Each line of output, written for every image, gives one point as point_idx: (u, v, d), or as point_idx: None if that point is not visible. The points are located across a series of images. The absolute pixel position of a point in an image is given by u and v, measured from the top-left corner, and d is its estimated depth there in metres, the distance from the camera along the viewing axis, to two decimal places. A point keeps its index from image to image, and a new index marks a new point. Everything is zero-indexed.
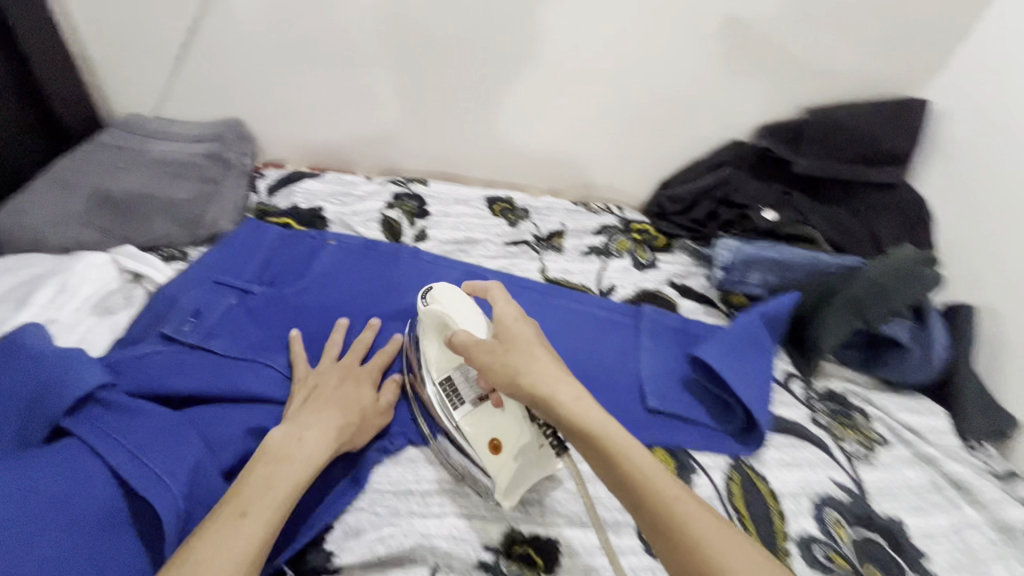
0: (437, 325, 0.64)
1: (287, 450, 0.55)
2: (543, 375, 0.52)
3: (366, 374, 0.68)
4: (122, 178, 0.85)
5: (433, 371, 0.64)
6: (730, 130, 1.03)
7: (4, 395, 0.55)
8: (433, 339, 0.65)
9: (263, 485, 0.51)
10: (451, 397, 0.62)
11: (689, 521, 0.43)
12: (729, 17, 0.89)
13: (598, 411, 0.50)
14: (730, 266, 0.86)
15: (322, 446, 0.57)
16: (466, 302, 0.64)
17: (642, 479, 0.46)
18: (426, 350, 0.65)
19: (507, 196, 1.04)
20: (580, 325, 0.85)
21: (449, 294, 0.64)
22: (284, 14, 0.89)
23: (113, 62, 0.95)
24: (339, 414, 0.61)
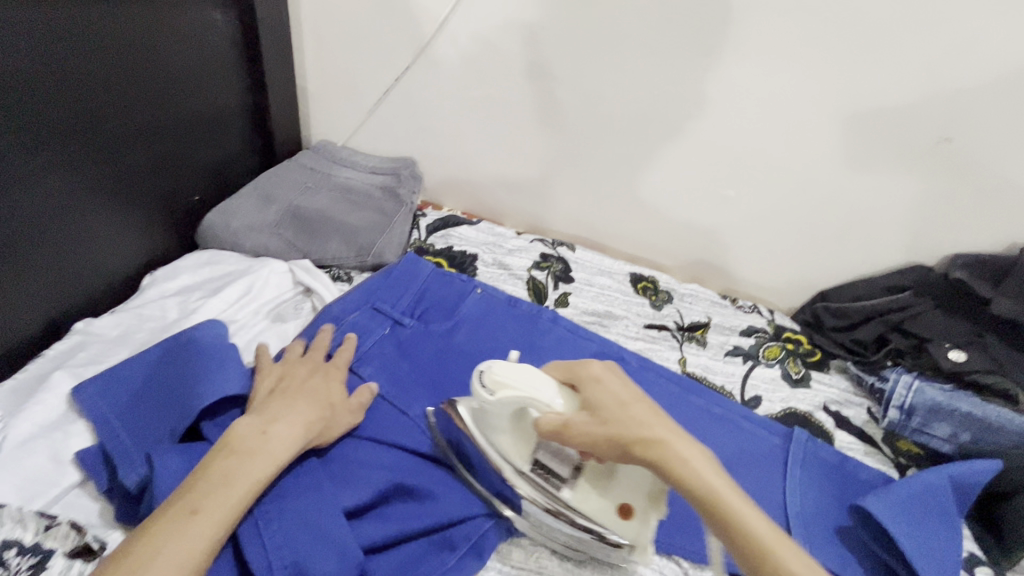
0: (510, 411, 0.59)
1: (253, 444, 0.54)
2: (645, 424, 0.51)
3: (336, 373, 0.67)
4: (311, 198, 0.94)
5: (518, 460, 0.61)
6: (913, 253, 0.93)
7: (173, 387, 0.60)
8: (505, 427, 0.61)
9: (221, 482, 0.50)
10: (549, 479, 0.60)
11: (752, 529, 0.45)
12: (944, 137, 0.81)
13: (668, 427, 0.51)
14: (910, 408, 0.77)
15: (289, 440, 0.56)
16: (529, 371, 0.58)
17: (719, 506, 0.47)
18: (500, 441, 0.61)
19: (652, 275, 1.01)
20: (722, 433, 0.77)
21: (514, 374, 0.58)
22: (482, 75, 0.97)
23: (327, 96, 1.07)
24: (310, 411, 0.60)
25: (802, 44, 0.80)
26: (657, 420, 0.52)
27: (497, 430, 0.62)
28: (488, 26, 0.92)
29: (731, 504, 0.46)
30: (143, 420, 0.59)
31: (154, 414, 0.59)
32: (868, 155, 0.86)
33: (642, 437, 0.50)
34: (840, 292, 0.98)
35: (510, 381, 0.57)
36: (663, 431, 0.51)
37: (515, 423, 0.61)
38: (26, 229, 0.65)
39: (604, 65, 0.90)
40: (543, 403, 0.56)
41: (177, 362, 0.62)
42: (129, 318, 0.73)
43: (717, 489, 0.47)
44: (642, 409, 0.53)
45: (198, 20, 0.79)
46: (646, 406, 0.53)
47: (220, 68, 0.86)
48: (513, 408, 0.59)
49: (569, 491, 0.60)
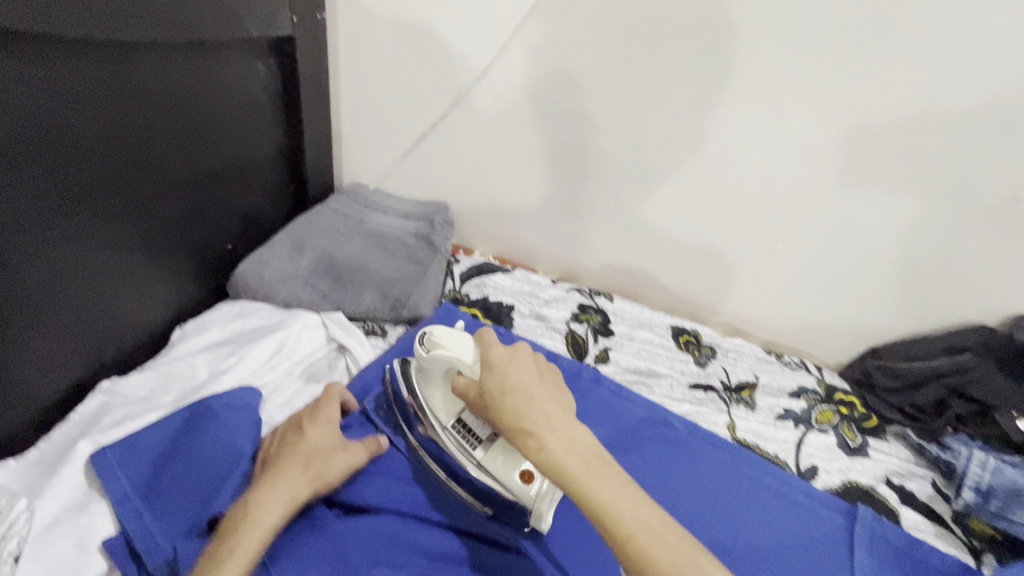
0: (443, 370, 0.59)
1: (239, 520, 0.50)
2: (515, 413, 0.48)
3: (322, 416, 0.63)
4: (344, 246, 0.91)
5: (441, 416, 0.61)
6: (973, 312, 0.89)
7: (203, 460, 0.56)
8: (438, 387, 0.61)
9: (211, 568, 0.46)
10: (467, 437, 0.60)
11: (596, 496, 0.44)
12: (1011, 196, 0.78)
13: (549, 408, 0.49)
14: (988, 490, 0.72)
15: (272, 504, 0.52)
16: (468, 340, 0.57)
17: (567, 481, 0.45)
18: (431, 398, 0.61)
19: (694, 328, 0.97)
20: (783, 512, 0.72)
21: (452, 340, 0.56)
22: (521, 123, 0.95)
23: (361, 140, 1.06)
24: (293, 470, 0.55)
25: (860, 100, 0.77)
26: (530, 410, 0.48)
27: (431, 388, 0.62)
28: (529, 74, 0.90)
29: (589, 489, 0.44)
30: (167, 498, 0.53)
31: (181, 491, 0.54)
32: (927, 212, 0.83)
33: (513, 425, 0.48)
34: (892, 350, 0.93)
35: (446, 346, 0.56)
36: (532, 420, 0.48)
37: (446, 388, 0.61)
38: (61, 291, 0.63)
39: (649, 115, 0.87)
40: (462, 364, 0.55)
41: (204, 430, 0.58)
42: (157, 377, 0.68)
43: (569, 470, 0.45)
44: (523, 397, 0.49)
45: (240, 69, 0.78)
46: (524, 394, 0.49)
47: (258, 117, 0.84)
48: (446, 369, 0.58)
49: (484, 450, 0.59)
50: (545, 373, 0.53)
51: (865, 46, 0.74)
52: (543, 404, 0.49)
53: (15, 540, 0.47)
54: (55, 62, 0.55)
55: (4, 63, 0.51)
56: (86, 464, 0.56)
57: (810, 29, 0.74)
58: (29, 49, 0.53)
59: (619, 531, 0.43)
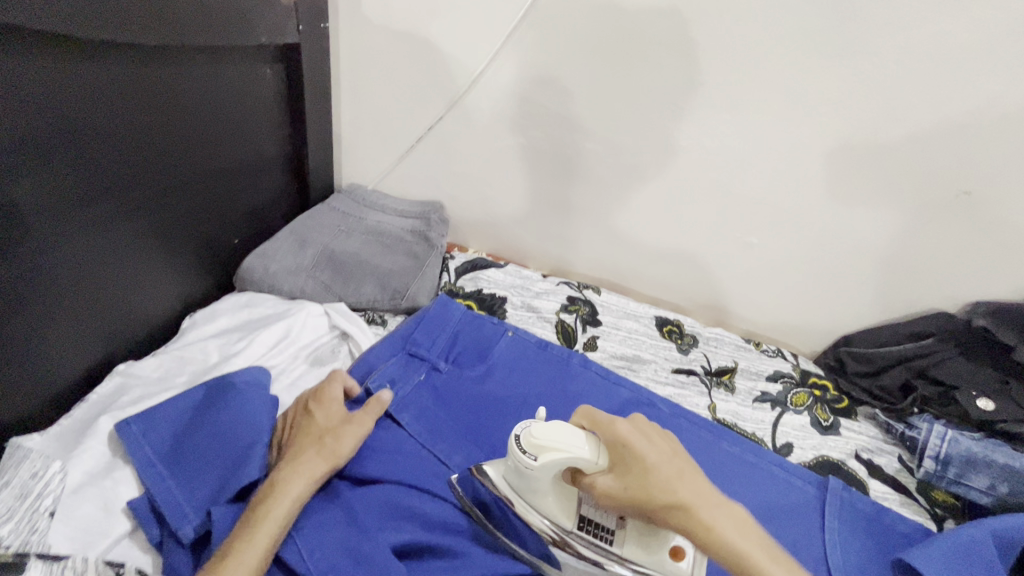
0: (552, 474, 0.56)
1: (265, 493, 0.56)
2: (672, 493, 0.48)
3: (329, 396, 0.67)
4: (346, 241, 0.96)
5: (563, 522, 0.58)
6: (934, 301, 0.96)
7: (218, 433, 0.60)
8: (547, 493, 0.58)
9: (241, 533, 0.52)
10: (599, 536, 0.57)
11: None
12: (962, 191, 0.85)
13: (701, 484, 0.50)
14: (945, 458, 0.78)
15: (292, 480, 0.57)
16: (573, 432, 0.55)
17: (745, 561, 0.45)
18: (546, 508, 0.58)
19: (677, 318, 1.03)
20: (759, 483, 0.77)
21: (555, 436, 0.55)
22: (512, 127, 1.01)
23: (360, 143, 1.11)
24: (308, 450, 0.60)
25: (824, 103, 0.84)
26: (686, 489, 0.49)
27: (540, 499, 0.58)
28: (521, 80, 0.96)
29: (774, 572, 0.45)
30: (187, 465, 0.58)
31: (198, 460, 0.58)
32: (890, 206, 0.89)
33: (664, 503, 0.48)
34: (862, 337, 0.99)
35: (553, 444, 0.55)
36: (685, 498, 0.48)
37: (558, 489, 0.58)
38: (84, 276, 0.67)
39: (633, 116, 0.93)
40: (580, 458, 0.54)
41: (219, 406, 0.62)
42: (171, 360, 0.72)
43: (749, 554, 0.45)
44: (671, 476, 0.49)
45: (249, 75, 0.83)
46: (674, 473, 0.50)
47: (264, 119, 0.89)
48: (557, 469, 0.56)
49: (619, 545, 0.56)
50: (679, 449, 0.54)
51: (829, 52, 0.80)
52: (689, 479, 0.50)
53: (49, 498, 0.54)
54: (88, 62, 0.60)
55: (39, 65, 0.56)
56: (108, 437, 0.60)
57: (779, 38, 0.81)
58: (67, 50, 0.58)
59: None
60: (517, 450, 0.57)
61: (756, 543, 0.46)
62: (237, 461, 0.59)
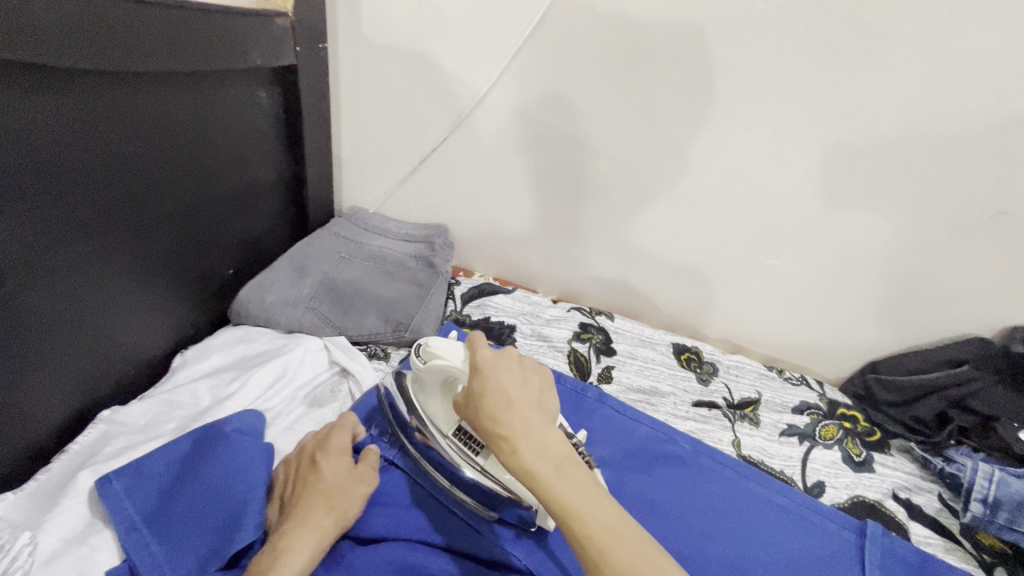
0: (439, 381, 0.61)
1: (264, 564, 0.50)
2: (490, 416, 0.51)
3: (335, 447, 0.62)
4: (346, 269, 0.92)
5: (441, 426, 0.62)
6: (969, 325, 0.90)
7: (210, 488, 0.55)
8: (436, 398, 0.62)
9: None
10: (468, 443, 0.61)
11: (566, 499, 0.46)
12: (998, 211, 0.80)
13: (528, 412, 0.51)
14: (994, 502, 0.73)
15: (299, 553, 0.51)
16: (462, 349, 0.60)
17: (536, 482, 0.47)
18: (431, 408, 0.63)
19: (695, 345, 0.98)
20: (791, 529, 0.72)
21: (447, 349, 0.60)
22: (519, 148, 0.97)
23: (361, 165, 1.07)
24: (312, 512, 0.54)
25: (849, 121, 0.80)
26: (505, 414, 0.50)
27: (428, 399, 0.63)
28: (527, 99, 0.92)
29: (554, 493, 0.47)
30: (174, 527, 0.53)
31: (188, 520, 0.53)
32: (921, 227, 0.84)
33: (486, 424, 0.51)
34: (891, 363, 0.94)
35: (441, 353, 0.59)
36: (505, 423, 0.50)
37: (445, 399, 0.62)
38: (65, 318, 0.62)
39: (646, 135, 0.89)
40: (453, 369, 0.58)
41: (210, 458, 0.57)
42: (158, 405, 0.67)
43: (536, 472, 0.48)
44: (499, 400, 0.51)
45: (244, 100, 0.80)
46: (500, 397, 0.52)
47: (258, 144, 0.85)
48: (442, 378, 0.61)
49: (484, 457, 0.60)
50: (529, 379, 0.54)
51: (852, 68, 0.76)
52: (518, 404, 0.51)
53: (17, 574, 0.48)
54: (70, 91, 0.56)
55: (18, 98, 0.52)
56: (89, 496, 0.55)
57: (801, 53, 0.77)
58: (48, 79, 0.54)
59: (580, 528, 0.45)
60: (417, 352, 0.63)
61: (553, 465, 0.48)
62: (232, 521, 0.54)
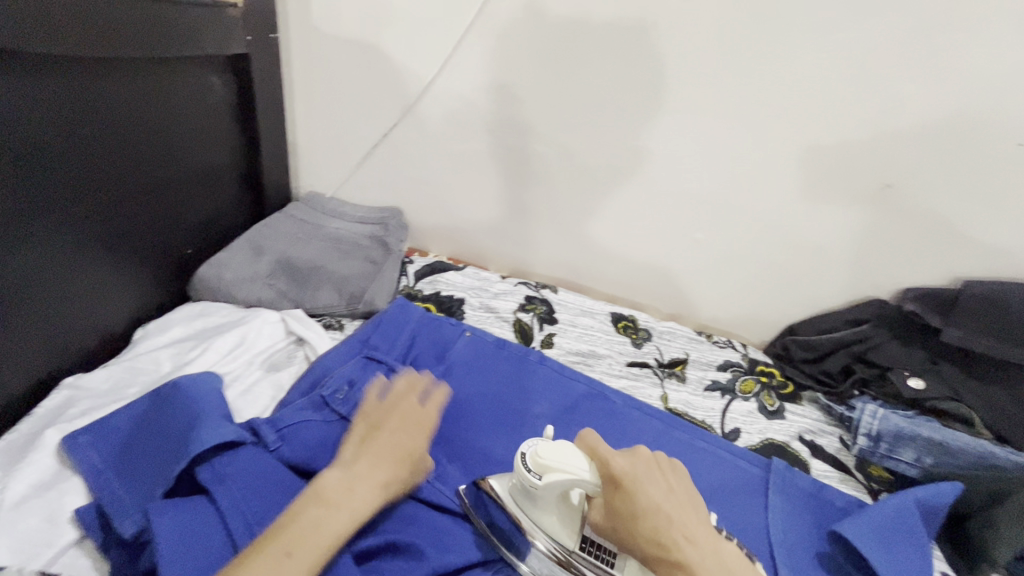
0: (555, 494, 0.57)
1: (337, 497, 0.55)
2: (658, 537, 0.51)
3: (419, 417, 0.64)
4: (302, 248, 0.97)
5: (564, 538, 0.58)
6: (868, 288, 1.01)
7: (162, 431, 0.60)
8: (550, 509, 0.59)
9: (308, 531, 0.51)
10: (599, 554, 0.58)
11: None
12: (885, 184, 0.91)
13: (685, 524, 0.52)
14: (877, 435, 0.82)
15: (366, 501, 0.56)
16: (576, 454, 0.57)
17: None
18: (543, 521, 0.59)
19: (631, 315, 1.07)
20: (706, 464, 0.81)
21: (560, 457, 0.56)
22: (464, 132, 1.03)
23: (317, 152, 1.12)
24: (391, 468, 0.60)
25: (755, 104, 0.89)
26: (669, 531, 0.51)
27: (542, 512, 0.59)
28: (470, 87, 0.99)
29: None
30: (133, 469, 0.57)
31: (145, 461, 0.58)
32: (823, 200, 0.95)
33: (651, 544, 0.51)
34: (805, 326, 1.05)
35: (559, 465, 0.56)
36: (674, 541, 0.51)
37: (561, 508, 0.59)
38: (29, 289, 0.66)
39: (581, 120, 0.97)
40: (579, 483, 0.55)
41: (165, 409, 0.62)
42: (121, 371, 0.71)
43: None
44: (657, 518, 0.52)
45: (201, 86, 0.84)
46: (658, 515, 0.52)
47: (214, 128, 0.89)
48: (558, 491, 0.57)
49: (620, 569, 0.58)
50: (679, 487, 0.56)
51: (752, 57, 0.86)
52: (681, 519, 0.53)
53: None
54: (25, 73, 0.60)
55: None
56: (55, 450, 0.60)
57: (711, 44, 0.86)
58: (7, 62, 0.58)
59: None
60: (524, 463, 0.58)
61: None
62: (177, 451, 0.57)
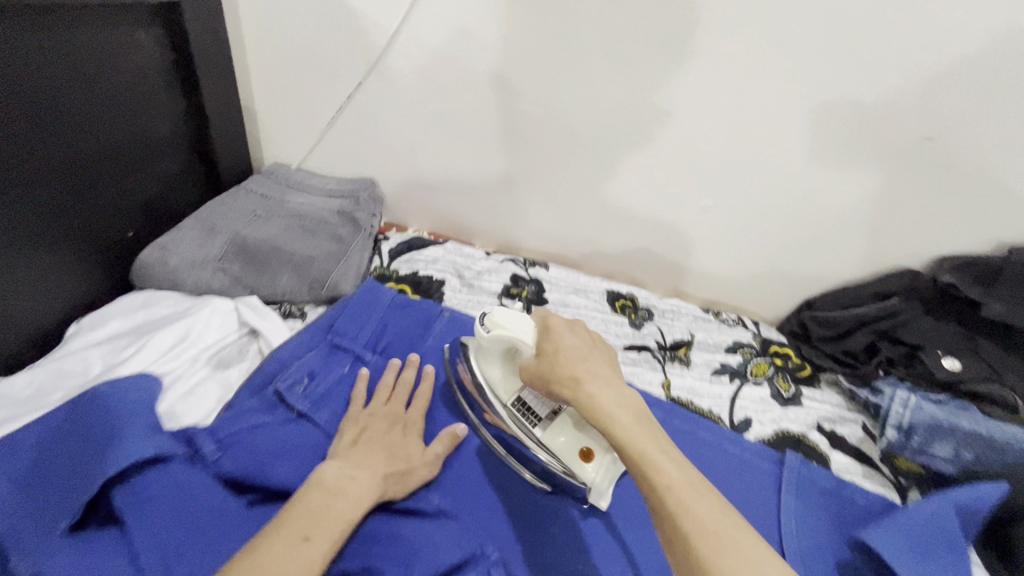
0: (500, 349, 0.63)
1: (340, 485, 0.53)
2: (565, 364, 0.52)
3: (413, 426, 0.66)
4: (261, 227, 0.87)
5: (502, 395, 0.65)
6: (900, 257, 0.89)
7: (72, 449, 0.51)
8: (498, 365, 0.65)
9: (322, 513, 0.49)
10: (526, 415, 0.63)
11: (635, 441, 0.45)
12: (927, 136, 0.76)
13: (602, 367, 0.53)
14: (909, 427, 0.74)
15: (373, 489, 0.55)
16: (524, 320, 0.61)
17: (614, 426, 0.47)
18: (488, 373, 0.66)
19: (630, 292, 0.96)
20: (710, 460, 0.72)
21: (509, 319, 0.61)
22: (437, 90, 0.91)
23: (278, 118, 1.01)
24: (386, 460, 0.59)
25: (777, 47, 0.74)
26: (584, 368, 0.52)
27: (489, 365, 0.66)
28: (441, 35, 0.85)
29: (630, 439, 0.46)
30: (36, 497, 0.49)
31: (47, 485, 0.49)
32: (853, 157, 0.81)
33: (563, 375, 0.52)
34: (825, 301, 0.94)
35: (504, 324, 0.61)
36: (581, 370, 0.52)
37: (506, 365, 0.65)
38: None
39: (568, 71, 0.83)
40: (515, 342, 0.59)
41: (79, 423, 0.53)
42: (45, 375, 0.63)
43: (615, 419, 0.47)
44: (575, 356, 0.53)
45: (121, 42, 0.72)
46: (575, 353, 0.54)
47: (141, 92, 0.77)
48: (503, 347, 0.63)
49: (541, 429, 0.62)
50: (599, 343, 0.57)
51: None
52: (594, 362, 0.53)
53: None
54: None
55: None
56: None
57: None
58: None
59: (657, 479, 0.43)
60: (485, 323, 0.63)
61: (624, 411, 0.48)
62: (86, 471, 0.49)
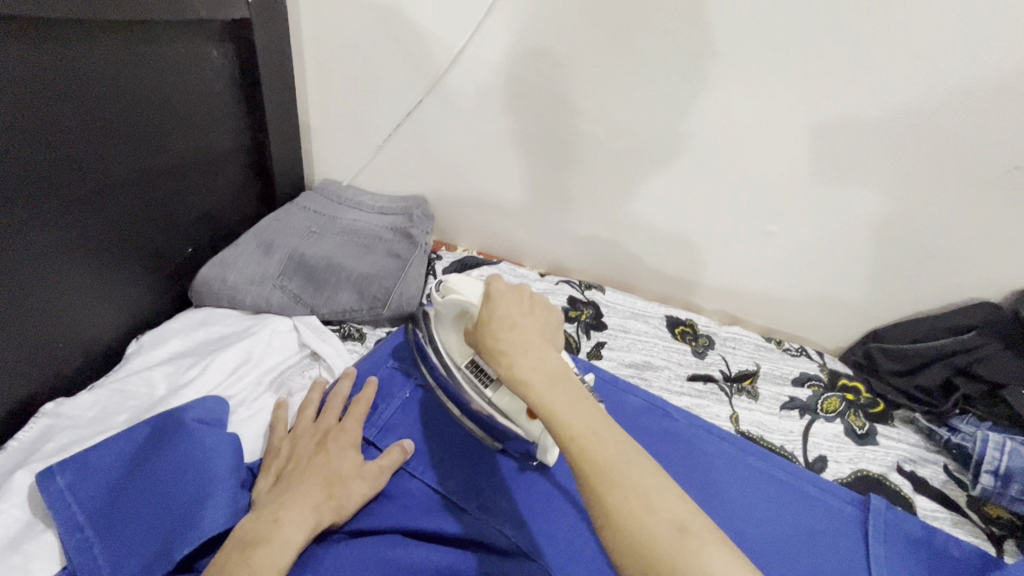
0: (455, 315, 0.61)
1: (262, 531, 0.48)
2: (494, 333, 0.51)
3: (347, 437, 0.60)
4: (317, 243, 0.85)
5: (458, 357, 0.63)
6: (979, 288, 0.83)
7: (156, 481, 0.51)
8: (452, 331, 0.63)
9: (242, 567, 0.44)
10: (479, 375, 0.61)
11: (554, 404, 0.44)
12: (1014, 164, 0.72)
13: (532, 333, 0.51)
14: (1006, 474, 0.70)
15: (302, 526, 0.49)
16: (477, 283, 0.60)
17: (529, 389, 0.46)
18: (448, 340, 0.64)
19: (690, 318, 0.93)
20: (787, 500, 0.68)
21: (462, 283, 0.60)
22: (496, 109, 0.89)
23: (333, 136, 1.00)
24: (316, 487, 0.53)
25: (861, 71, 0.71)
26: (509, 337, 0.50)
27: (447, 332, 0.64)
28: (506, 55, 0.84)
29: (547, 401, 0.45)
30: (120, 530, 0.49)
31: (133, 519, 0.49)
32: (930, 186, 0.77)
33: (491, 344, 0.51)
34: (894, 332, 0.88)
35: (458, 289, 0.59)
36: (506, 341, 0.50)
37: (461, 331, 0.63)
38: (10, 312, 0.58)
39: (632, 92, 0.81)
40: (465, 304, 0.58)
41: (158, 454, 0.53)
42: (109, 395, 0.62)
43: (530, 383, 0.46)
44: (507, 325, 0.51)
45: (196, 59, 0.72)
46: (506, 322, 0.52)
47: (211, 108, 0.77)
48: (458, 313, 0.61)
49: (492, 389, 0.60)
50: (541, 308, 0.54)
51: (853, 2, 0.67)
52: (522, 330, 0.51)
53: None
54: None
55: None
56: (32, 497, 0.52)
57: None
58: None
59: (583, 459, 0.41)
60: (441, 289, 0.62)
61: (542, 374, 0.47)
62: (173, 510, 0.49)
